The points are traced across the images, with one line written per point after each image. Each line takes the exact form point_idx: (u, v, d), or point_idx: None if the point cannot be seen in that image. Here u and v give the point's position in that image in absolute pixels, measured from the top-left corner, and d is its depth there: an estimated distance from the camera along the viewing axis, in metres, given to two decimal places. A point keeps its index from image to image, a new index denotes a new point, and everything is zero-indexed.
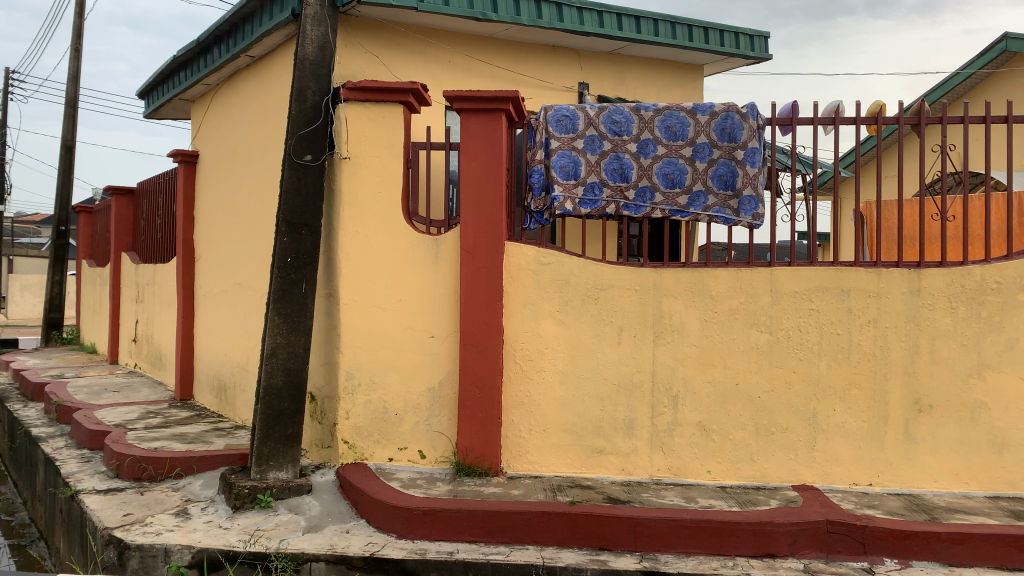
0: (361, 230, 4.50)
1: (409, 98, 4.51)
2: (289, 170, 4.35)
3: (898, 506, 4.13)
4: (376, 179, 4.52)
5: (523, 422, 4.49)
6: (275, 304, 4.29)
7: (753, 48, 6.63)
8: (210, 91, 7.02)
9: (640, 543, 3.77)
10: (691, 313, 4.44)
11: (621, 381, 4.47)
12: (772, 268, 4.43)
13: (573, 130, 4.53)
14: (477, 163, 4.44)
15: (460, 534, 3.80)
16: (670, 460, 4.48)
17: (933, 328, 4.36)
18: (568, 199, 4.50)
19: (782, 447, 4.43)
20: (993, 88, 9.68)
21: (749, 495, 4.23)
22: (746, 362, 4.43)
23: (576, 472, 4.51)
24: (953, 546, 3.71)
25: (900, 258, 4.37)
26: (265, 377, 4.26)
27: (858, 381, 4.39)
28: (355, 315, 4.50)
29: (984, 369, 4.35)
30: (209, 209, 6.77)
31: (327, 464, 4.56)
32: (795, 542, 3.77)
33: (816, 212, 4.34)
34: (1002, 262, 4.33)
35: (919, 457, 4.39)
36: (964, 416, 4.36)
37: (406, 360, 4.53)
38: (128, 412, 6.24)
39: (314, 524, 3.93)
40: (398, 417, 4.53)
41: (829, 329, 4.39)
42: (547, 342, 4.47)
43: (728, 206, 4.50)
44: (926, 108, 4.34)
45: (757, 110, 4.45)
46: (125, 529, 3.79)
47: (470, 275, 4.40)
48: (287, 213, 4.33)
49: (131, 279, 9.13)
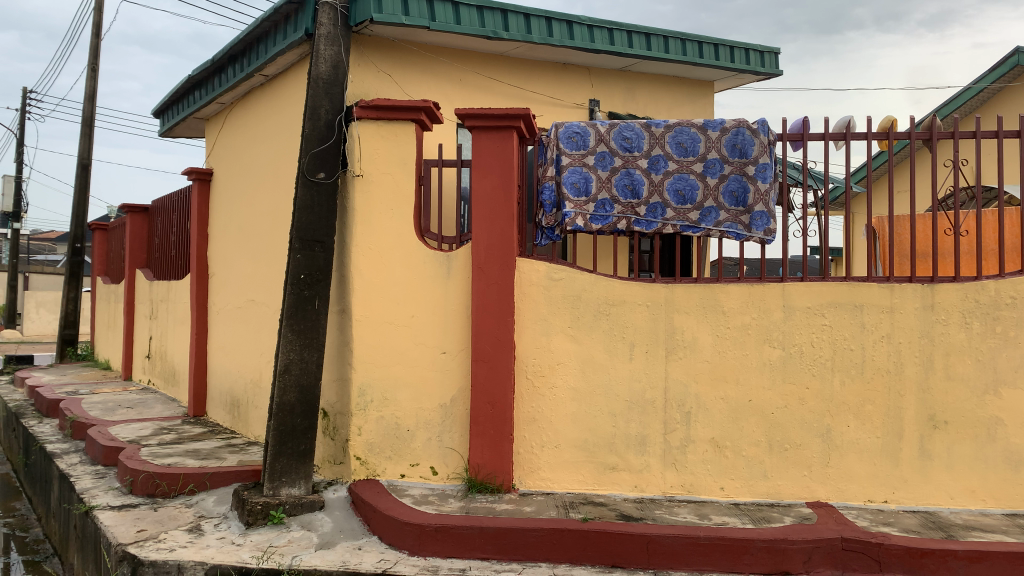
0: (373, 247, 4.53)
1: (422, 116, 4.55)
2: (303, 187, 4.40)
3: (914, 523, 4.09)
4: (389, 196, 4.55)
5: (535, 438, 4.49)
6: (288, 319, 4.32)
7: (763, 64, 6.65)
8: (224, 109, 7.09)
9: (653, 561, 3.74)
10: (703, 329, 4.44)
11: (633, 398, 4.46)
12: (784, 283, 4.42)
13: (584, 147, 4.54)
14: (489, 179, 4.46)
15: (472, 551, 3.79)
16: (683, 477, 4.46)
17: (947, 344, 4.33)
18: (579, 215, 4.51)
19: (797, 464, 4.40)
20: (1004, 104, 9.67)
21: (762, 512, 4.20)
22: (759, 378, 4.41)
23: (588, 488, 4.49)
24: (970, 564, 3.67)
25: (913, 273, 4.35)
26: (279, 394, 4.28)
27: (872, 397, 4.36)
28: (367, 331, 4.52)
29: (999, 385, 4.31)
30: (223, 226, 6.83)
31: (339, 480, 4.56)
32: (810, 560, 3.74)
33: (828, 228, 4.32)
34: (1016, 277, 4.31)
35: (935, 474, 4.34)
36: (979, 432, 4.32)
37: (418, 376, 4.54)
38: (141, 428, 6.28)
39: (326, 540, 3.93)
40: (410, 433, 4.54)
41: (842, 344, 4.37)
42: (559, 358, 4.47)
43: (739, 222, 4.50)
44: (938, 123, 4.31)
45: (768, 126, 4.46)
46: (139, 545, 3.80)
47: (481, 292, 4.42)
48: (301, 230, 4.37)
49: (145, 296, 9.19)
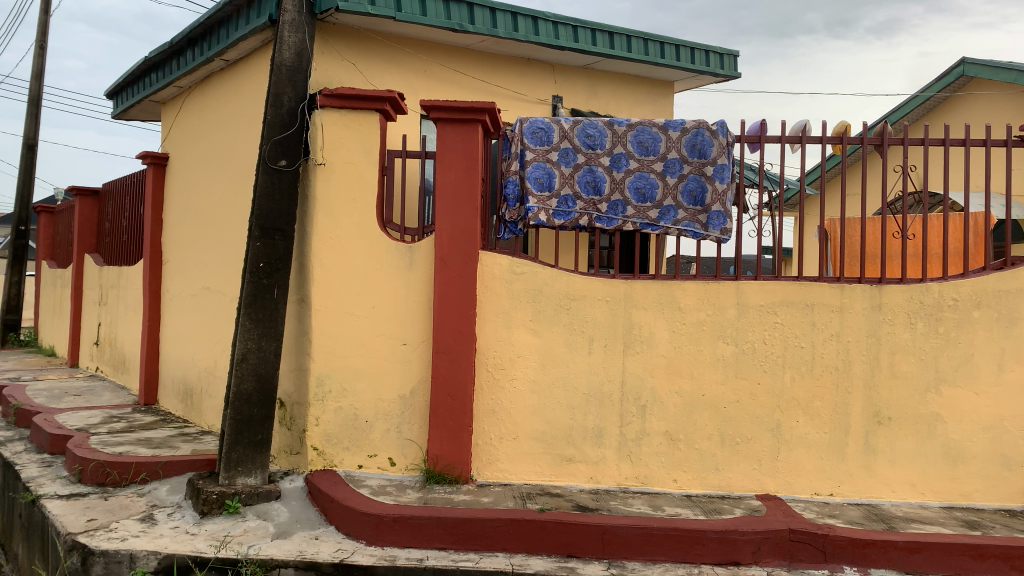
0: (335, 237, 4.50)
1: (386, 106, 4.53)
2: (263, 174, 4.36)
3: (858, 515, 4.25)
4: (352, 187, 4.53)
5: (494, 430, 4.53)
6: (246, 308, 4.28)
7: (723, 66, 6.75)
8: (181, 93, 6.96)
9: (608, 551, 3.83)
10: (660, 325, 4.52)
11: (591, 390, 4.54)
12: (738, 282, 4.52)
13: (548, 143, 4.59)
14: (453, 173, 4.47)
15: (430, 541, 3.82)
16: (637, 469, 4.54)
17: (893, 343, 4.48)
18: (542, 210, 4.56)
19: (747, 457, 4.52)
20: (950, 112, 10.02)
21: (713, 503, 4.32)
22: (713, 373, 4.52)
23: (545, 480, 4.55)
24: (909, 554, 3.83)
25: (863, 275, 4.49)
26: (236, 382, 4.25)
27: (821, 394, 4.50)
28: (326, 321, 4.50)
29: (940, 383, 4.48)
30: (178, 212, 6.70)
31: (296, 470, 4.54)
32: (759, 550, 3.86)
33: (782, 229, 4.43)
34: (960, 280, 4.46)
35: (878, 468, 4.51)
36: (920, 428, 4.49)
37: (377, 367, 4.53)
38: (89, 416, 6.14)
39: (283, 530, 3.92)
40: (368, 424, 4.53)
41: (793, 342, 4.50)
42: (519, 351, 4.51)
43: (696, 221, 4.59)
44: (890, 130, 4.43)
45: (727, 127, 4.55)
46: (89, 535, 3.74)
47: (443, 284, 4.43)
48: (261, 218, 4.33)
49: (94, 282, 8.96)
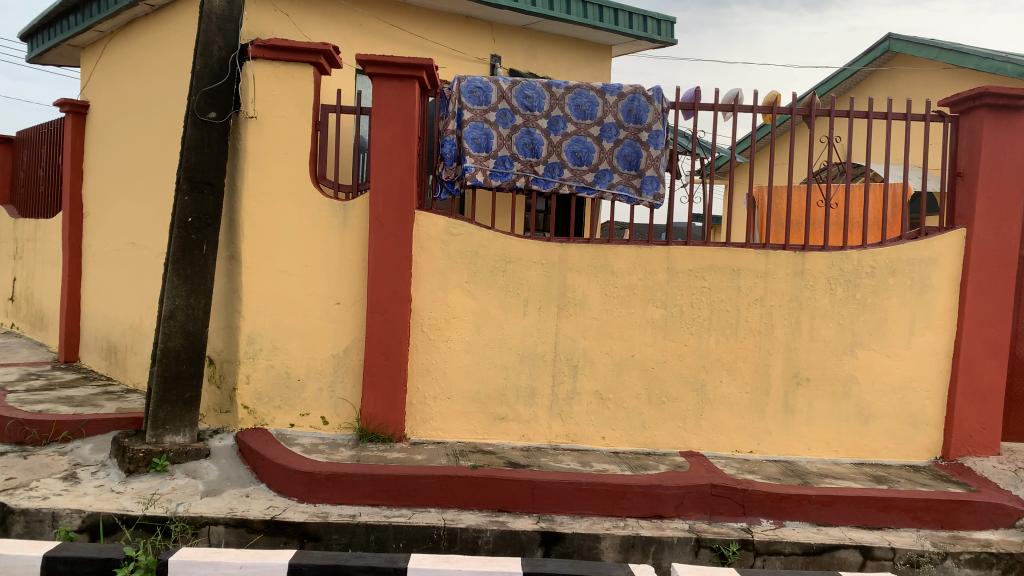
0: (266, 193, 4.41)
1: (320, 60, 4.43)
2: (192, 126, 4.23)
3: (775, 471, 4.46)
4: (284, 142, 4.42)
5: (427, 389, 4.56)
6: (174, 264, 4.17)
7: (659, 32, 6.81)
8: (102, 38, 6.63)
9: (538, 505, 3.94)
10: (593, 288, 4.61)
11: (524, 350, 4.60)
12: (669, 247, 4.63)
13: (486, 103, 4.56)
14: (389, 131, 4.41)
15: (362, 498, 3.86)
16: (568, 427, 4.66)
17: (813, 308, 4.68)
18: (479, 170, 4.54)
19: (673, 416, 4.69)
20: (874, 85, 10.34)
21: (639, 460, 4.47)
22: (642, 335, 4.64)
23: (478, 438, 4.62)
24: (821, 507, 4.05)
25: (787, 242, 4.65)
26: (163, 339, 4.15)
27: (744, 355, 4.68)
28: (257, 279, 4.43)
29: (856, 347, 4.70)
30: (100, 163, 6.44)
31: (226, 429, 4.48)
32: (682, 504, 4.02)
33: (712, 196, 4.54)
34: (877, 249, 4.65)
35: (796, 426, 4.73)
36: (835, 388, 4.72)
37: (310, 326, 4.49)
38: (6, 373, 5.91)
39: (213, 488, 3.89)
40: (300, 383, 4.50)
41: (719, 305, 4.65)
42: (454, 312, 4.54)
43: (631, 185, 4.67)
44: (818, 101, 4.54)
45: (662, 94, 4.62)
46: (8, 493, 3.64)
47: (378, 243, 4.39)
48: (189, 172, 4.21)
49: (8, 235, 8.56)
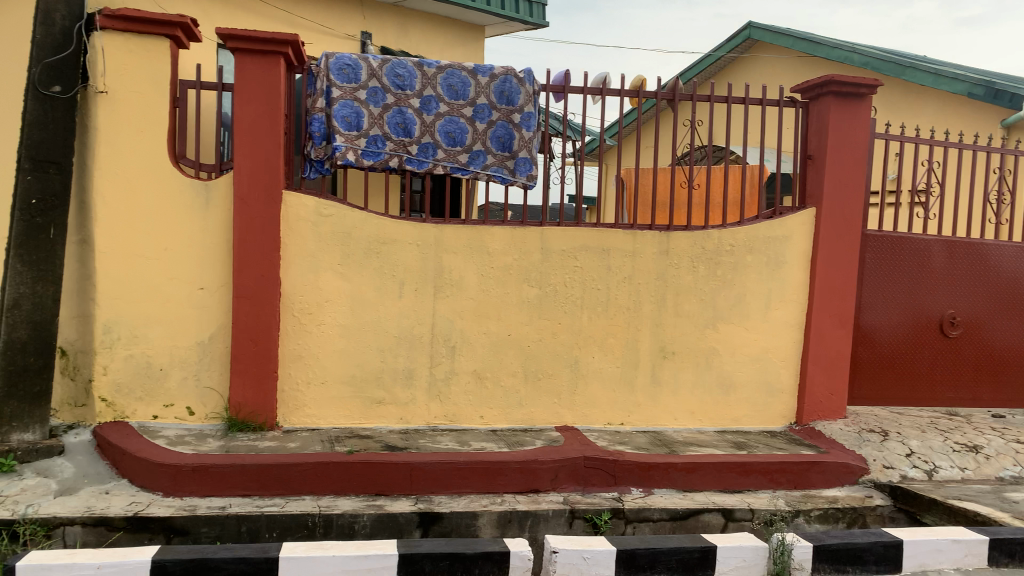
0: (120, 173, 4.16)
1: (177, 33, 4.20)
2: (32, 100, 3.95)
3: (644, 441, 4.67)
4: (139, 119, 4.18)
5: (300, 375, 4.46)
6: (17, 249, 3.88)
7: (531, 14, 6.87)
8: None
9: (415, 487, 3.95)
10: (469, 269, 4.64)
11: (400, 332, 4.58)
12: (542, 227, 4.72)
13: (355, 81, 4.47)
14: (253, 108, 4.25)
15: (233, 489, 3.75)
16: (446, 408, 4.68)
17: (678, 285, 4.89)
18: (350, 149, 4.45)
19: (548, 392, 4.80)
20: (736, 72, 10.84)
21: (516, 436, 4.56)
22: (517, 314, 4.71)
23: (354, 423, 4.57)
24: (687, 474, 4.27)
25: (654, 221, 4.83)
26: (6, 331, 3.84)
27: (614, 331, 4.84)
28: (113, 264, 4.18)
29: (718, 321, 4.95)
30: None
31: (82, 424, 4.22)
32: (557, 478, 4.14)
33: (583, 177, 4.66)
34: (736, 228, 4.91)
35: (663, 398, 4.95)
36: (699, 361, 4.96)
37: (172, 313, 4.29)
38: None
39: (67, 486, 3.66)
40: (163, 372, 4.31)
41: (591, 284, 4.79)
42: (327, 296, 4.45)
43: (504, 166, 4.71)
44: (681, 85, 4.72)
45: (533, 76, 4.67)
46: None
47: (243, 225, 4.25)
48: (31, 149, 3.93)
49: None
